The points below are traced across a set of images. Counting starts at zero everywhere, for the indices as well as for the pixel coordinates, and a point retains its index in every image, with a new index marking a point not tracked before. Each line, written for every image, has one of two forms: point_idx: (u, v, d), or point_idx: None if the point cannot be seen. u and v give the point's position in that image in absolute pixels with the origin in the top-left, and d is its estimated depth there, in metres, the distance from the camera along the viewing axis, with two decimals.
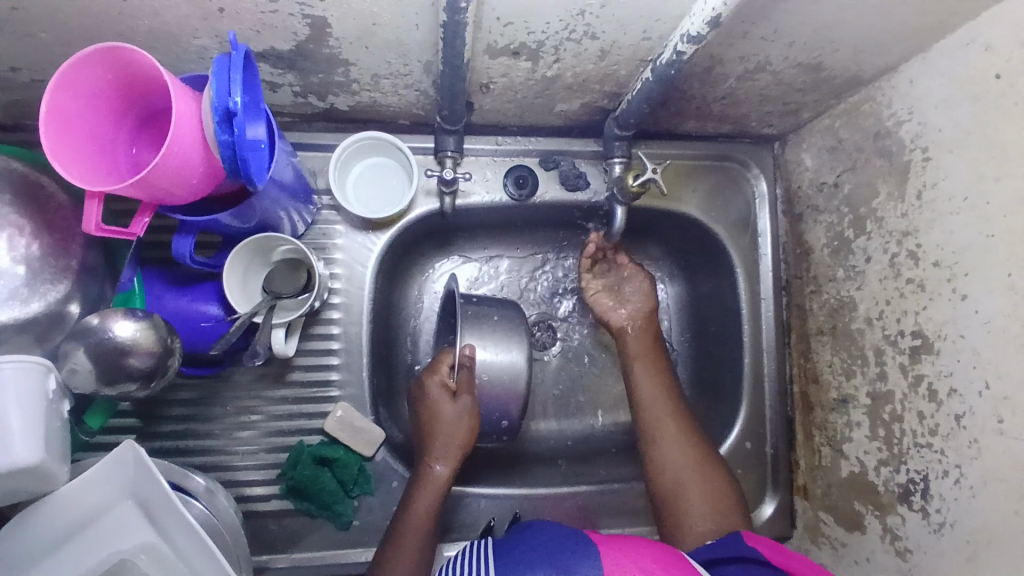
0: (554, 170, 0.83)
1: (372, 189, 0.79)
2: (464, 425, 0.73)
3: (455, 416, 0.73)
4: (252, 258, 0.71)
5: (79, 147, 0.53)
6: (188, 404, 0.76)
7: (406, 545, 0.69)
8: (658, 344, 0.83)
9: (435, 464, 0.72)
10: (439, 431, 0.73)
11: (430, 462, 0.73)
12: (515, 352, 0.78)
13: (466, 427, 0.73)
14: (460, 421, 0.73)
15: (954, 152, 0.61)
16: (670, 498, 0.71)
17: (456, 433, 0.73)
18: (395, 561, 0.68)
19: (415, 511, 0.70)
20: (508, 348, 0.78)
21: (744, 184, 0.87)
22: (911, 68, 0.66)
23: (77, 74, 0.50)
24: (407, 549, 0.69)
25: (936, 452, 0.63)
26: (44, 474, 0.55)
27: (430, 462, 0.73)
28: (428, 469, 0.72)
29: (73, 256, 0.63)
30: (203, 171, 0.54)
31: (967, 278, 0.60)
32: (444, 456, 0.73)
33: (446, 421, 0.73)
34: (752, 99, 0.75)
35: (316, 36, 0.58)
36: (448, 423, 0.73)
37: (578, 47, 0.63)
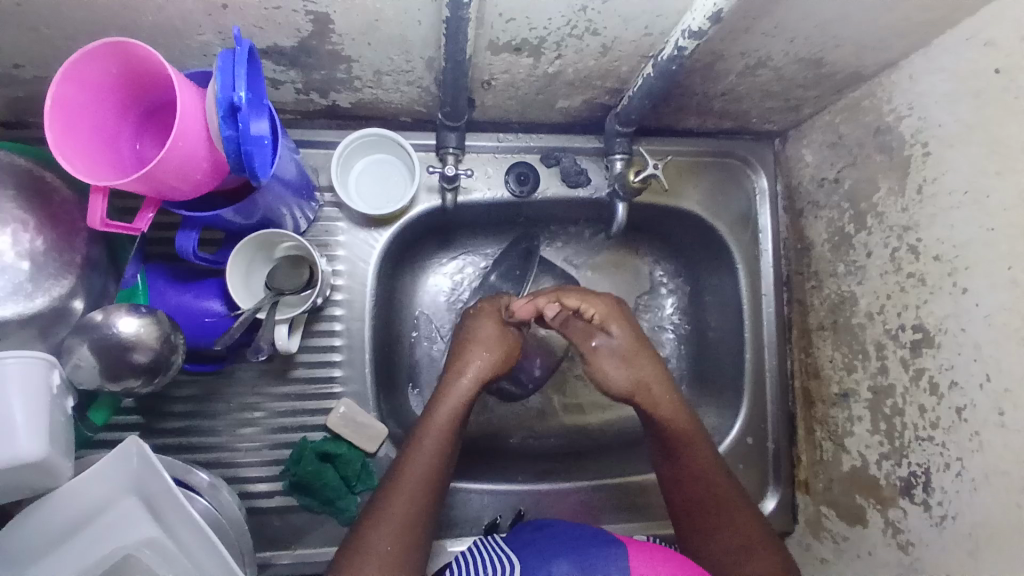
0: (555, 167, 0.83)
1: (374, 186, 0.79)
2: (501, 346, 0.78)
3: (496, 334, 0.78)
4: (255, 253, 0.71)
5: (84, 141, 0.53)
6: (191, 400, 0.76)
7: (425, 445, 0.68)
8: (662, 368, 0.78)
9: (464, 375, 0.74)
10: (476, 349, 0.77)
11: (458, 374, 0.74)
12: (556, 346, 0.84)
13: (507, 350, 0.78)
14: (497, 345, 0.78)
15: (954, 147, 0.61)
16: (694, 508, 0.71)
17: (490, 351, 0.77)
18: (412, 460, 0.67)
19: (436, 416, 0.70)
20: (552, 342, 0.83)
21: (745, 180, 0.87)
22: (911, 63, 0.66)
23: (83, 69, 0.50)
24: (424, 450, 0.67)
25: (937, 444, 0.63)
26: (49, 469, 0.55)
27: (459, 375, 0.74)
28: (456, 380, 0.74)
29: (77, 251, 0.63)
30: (207, 166, 0.54)
31: (968, 272, 0.60)
32: (477, 368, 0.75)
33: (486, 341, 0.77)
34: (753, 95, 0.75)
35: (319, 32, 0.58)
36: (486, 339, 0.77)
37: (579, 42, 0.63)
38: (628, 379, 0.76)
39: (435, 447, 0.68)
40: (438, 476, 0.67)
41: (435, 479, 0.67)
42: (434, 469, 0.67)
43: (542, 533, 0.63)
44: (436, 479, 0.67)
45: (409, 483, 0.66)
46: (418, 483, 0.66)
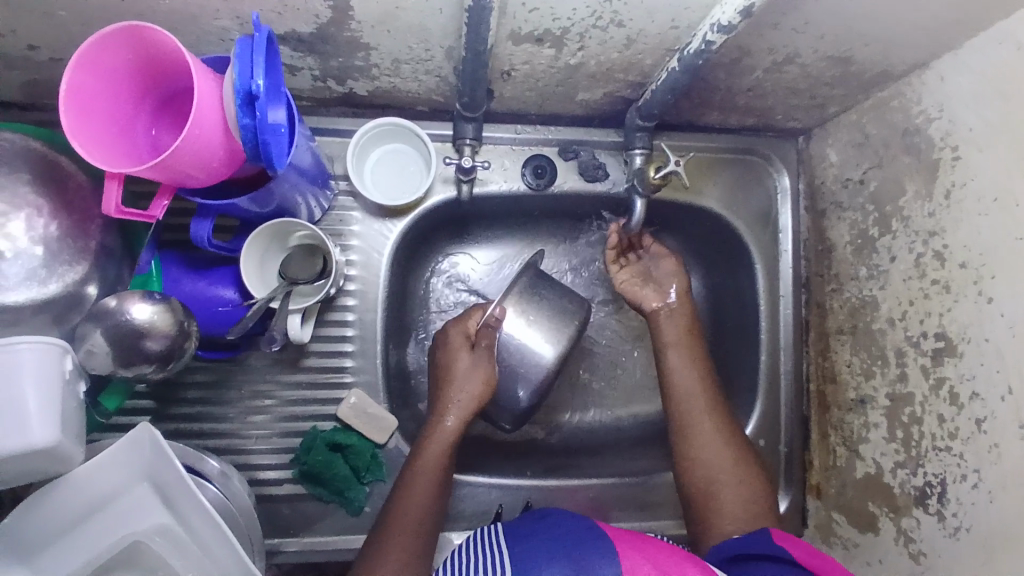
0: (573, 160, 0.82)
1: (389, 176, 0.78)
2: (481, 379, 0.74)
3: (470, 364, 0.74)
4: (269, 242, 0.70)
5: (100, 127, 0.52)
6: (203, 387, 0.76)
7: (414, 493, 0.68)
8: (693, 329, 0.81)
9: (447, 414, 0.72)
10: (456, 383, 0.73)
11: (442, 413, 0.73)
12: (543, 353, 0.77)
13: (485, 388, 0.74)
14: (473, 373, 0.74)
15: (985, 151, 0.60)
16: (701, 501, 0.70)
17: (473, 386, 0.73)
18: (401, 511, 0.67)
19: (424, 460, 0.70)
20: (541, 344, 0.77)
21: (767, 179, 0.85)
22: (944, 63, 0.64)
23: (100, 54, 0.50)
24: (413, 495, 0.68)
25: (955, 455, 0.62)
26: (61, 455, 0.55)
27: (441, 414, 0.73)
28: (440, 421, 0.72)
29: (91, 238, 0.63)
30: (223, 154, 0.53)
31: (994, 280, 0.59)
32: (457, 407, 0.73)
33: (460, 373, 0.74)
34: (778, 92, 0.74)
35: (337, 19, 0.57)
36: (463, 374, 0.74)
37: (603, 34, 0.61)
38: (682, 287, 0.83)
39: (424, 493, 0.68)
40: (428, 522, 0.67)
41: (426, 525, 0.67)
42: (424, 516, 0.67)
43: (542, 524, 0.62)
44: (427, 527, 0.67)
45: (401, 533, 0.65)
46: (411, 522, 0.66)
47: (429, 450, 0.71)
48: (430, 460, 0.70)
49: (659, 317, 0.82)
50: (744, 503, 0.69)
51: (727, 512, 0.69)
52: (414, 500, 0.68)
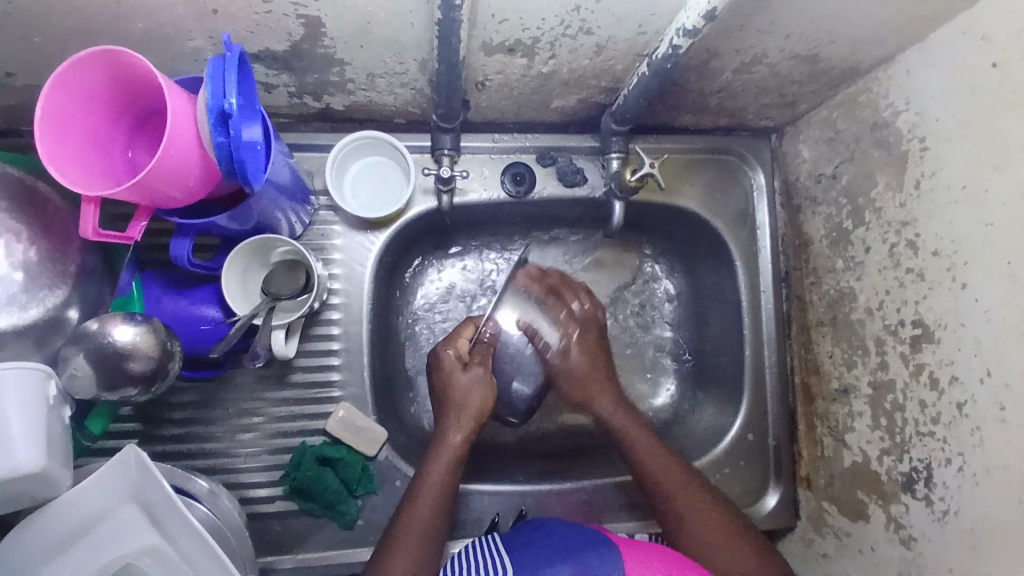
0: (551, 166, 0.83)
1: (370, 188, 0.79)
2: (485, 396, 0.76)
3: (467, 383, 0.75)
4: (250, 259, 0.71)
5: (75, 151, 0.53)
6: (189, 406, 0.76)
7: (421, 507, 0.68)
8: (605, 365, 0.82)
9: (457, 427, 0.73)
10: (463, 403, 0.75)
11: (444, 432, 0.73)
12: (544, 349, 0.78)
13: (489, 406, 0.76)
14: (471, 390, 0.75)
15: (952, 142, 0.61)
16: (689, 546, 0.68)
17: (482, 402, 0.75)
18: (410, 525, 0.67)
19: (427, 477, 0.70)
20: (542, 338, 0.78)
21: (743, 177, 0.87)
22: (908, 58, 0.65)
23: (73, 78, 0.50)
24: (416, 512, 0.67)
25: (938, 440, 0.63)
26: (47, 480, 0.55)
27: (442, 431, 0.73)
28: (442, 438, 0.73)
29: (71, 261, 0.63)
30: (200, 172, 0.54)
31: (967, 266, 0.60)
32: (458, 426, 0.74)
33: (458, 391, 0.75)
34: (749, 92, 0.75)
35: (311, 36, 0.58)
36: (471, 393, 0.75)
37: (573, 42, 0.63)
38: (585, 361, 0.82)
39: (433, 507, 0.68)
40: (436, 536, 0.68)
41: (431, 540, 0.67)
42: (432, 531, 0.67)
43: (540, 533, 0.63)
44: (435, 542, 0.67)
45: (410, 549, 0.65)
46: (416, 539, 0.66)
47: (436, 466, 0.71)
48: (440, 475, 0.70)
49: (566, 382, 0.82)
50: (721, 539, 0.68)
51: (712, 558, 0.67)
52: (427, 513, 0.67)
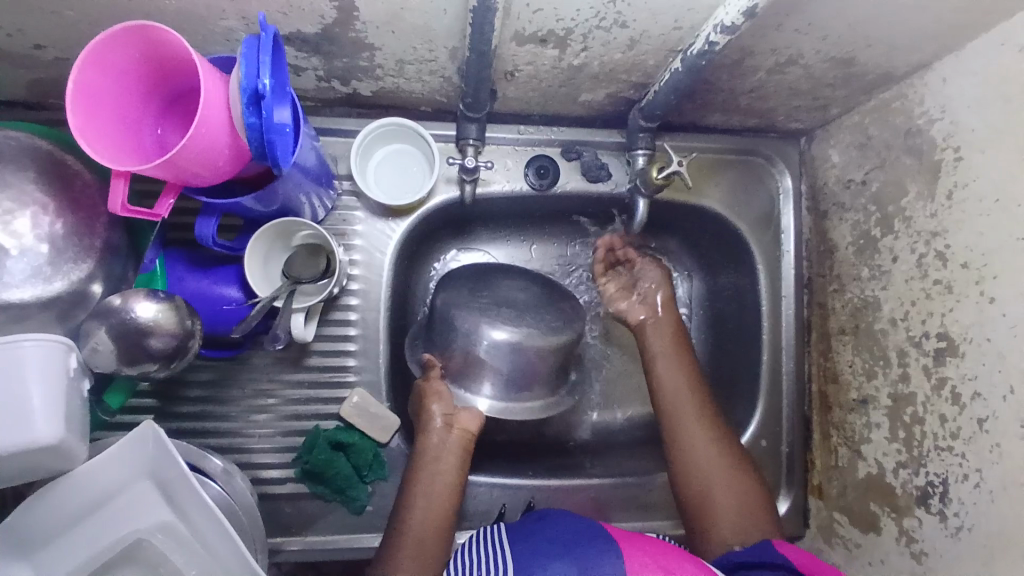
0: (575, 161, 0.82)
1: (394, 176, 0.78)
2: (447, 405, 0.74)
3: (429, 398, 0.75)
4: (273, 241, 0.71)
5: (106, 127, 0.53)
6: (206, 385, 0.76)
7: (414, 518, 0.68)
8: (679, 333, 0.82)
9: (433, 438, 0.72)
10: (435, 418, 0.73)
11: (427, 430, 0.73)
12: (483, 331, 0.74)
13: (466, 411, 0.74)
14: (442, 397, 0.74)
15: (987, 152, 0.60)
16: (693, 495, 0.72)
17: (446, 412, 0.74)
18: (405, 538, 0.67)
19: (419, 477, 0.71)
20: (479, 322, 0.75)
21: (768, 179, 0.86)
22: (945, 65, 0.64)
23: (108, 52, 0.50)
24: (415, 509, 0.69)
25: (956, 455, 0.62)
26: (65, 453, 0.56)
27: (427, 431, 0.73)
28: (427, 437, 0.72)
29: (97, 236, 0.63)
30: (229, 153, 0.54)
31: (996, 281, 0.59)
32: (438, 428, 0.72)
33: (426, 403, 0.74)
34: (780, 93, 0.74)
35: (343, 19, 0.57)
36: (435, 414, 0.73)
37: (606, 35, 0.62)
38: (665, 296, 0.84)
39: (430, 509, 0.69)
40: (436, 545, 0.68)
41: (437, 534, 0.68)
42: (429, 540, 0.68)
43: (541, 522, 0.63)
44: (437, 552, 0.68)
45: (410, 561, 0.66)
46: (418, 535, 0.68)
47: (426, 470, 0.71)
48: (427, 487, 0.70)
49: (645, 327, 0.83)
50: (733, 494, 0.71)
51: (721, 516, 0.70)
52: (419, 524, 0.68)
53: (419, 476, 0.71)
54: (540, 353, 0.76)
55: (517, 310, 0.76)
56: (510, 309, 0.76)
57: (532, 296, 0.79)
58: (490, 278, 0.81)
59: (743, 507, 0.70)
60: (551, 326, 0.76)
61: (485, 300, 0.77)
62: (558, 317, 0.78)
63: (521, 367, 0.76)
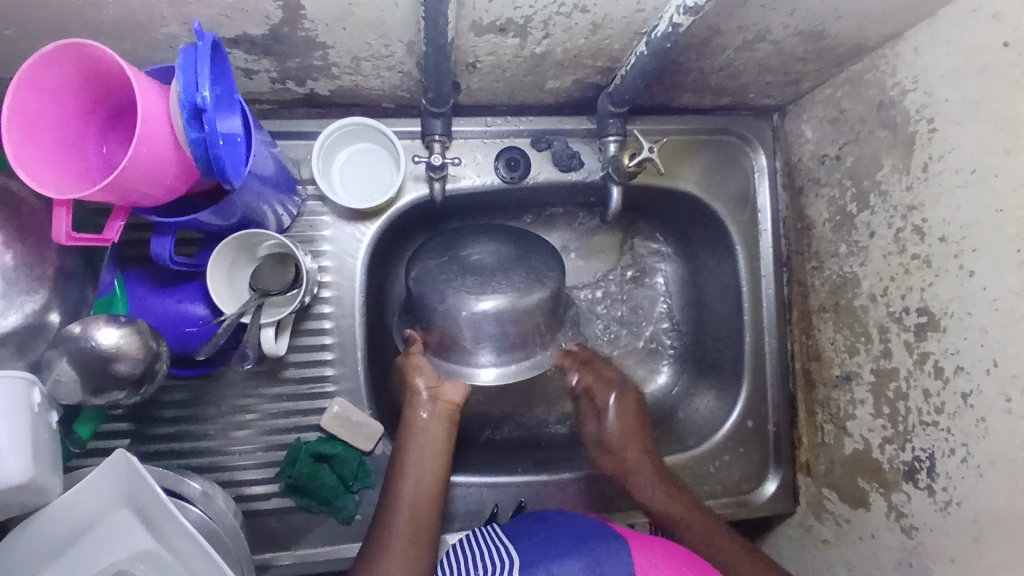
0: (546, 151, 0.80)
1: (358, 176, 0.76)
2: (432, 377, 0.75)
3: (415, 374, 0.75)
4: (236, 255, 0.68)
5: (45, 150, 0.50)
6: (181, 405, 0.74)
7: (405, 491, 0.68)
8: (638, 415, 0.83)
9: (420, 411, 0.73)
10: (421, 390, 0.74)
11: (413, 412, 0.73)
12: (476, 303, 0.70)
13: (449, 383, 0.75)
14: (430, 375, 0.75)
15: (961, 123, 0.59)
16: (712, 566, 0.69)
17: (430, 382, 0.75)
18: (399, 506, 0.67)
19: (408, 459, 0.70)
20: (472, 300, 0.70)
21: (743, 158, 0.85)
22: (916, 35, 0.63)
23: (38, 73, 0.47)
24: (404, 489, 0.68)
25: (942, 430, 0.62)
26: (36, 488, 0.54)
27: (413, 414, 0.73)
28: (413, 420, 0.73)
29: (48, 263, 0.60)
30: (177, 169, 0.51)
31: (975, 254, 0.58)
32: (428, 407, 0.73)
33: (411, 380, 0.75)
34: (751, 71, 0.72)
35: (290, 19, 0.54)
36: (421, 383, 0.74)
37: (567, 21, 0.59)
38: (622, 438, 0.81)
39: (419, 492, 0.68)
40: (431, 513, 0.68)
41: (428, 514, 0.67)
42: (422, 510, 0.67)
43: (541, 524, 0.63)
44: (433, 522, 0.67)
45: (406, 530, 0.65)
46: (409, 517, 0.66)
47: (412, 452, 0.70)
48: (417, 456, 0.70)
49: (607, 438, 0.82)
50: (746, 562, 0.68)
51: None
52: (410, 492, 0.68)
53: (407, 444, 0.71)
54: (507, 312, 0.70)
55: (483, 275, 0.71)
56: (475, 276, 0.71)
57: (504, 256, 0.74)
58: (459, 241, 0.76)
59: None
60: (522, 284, 0.72)
61: (452, 272, 0.72)
62: (529, 274, 0.72)
63: (508, 332, 0.72)
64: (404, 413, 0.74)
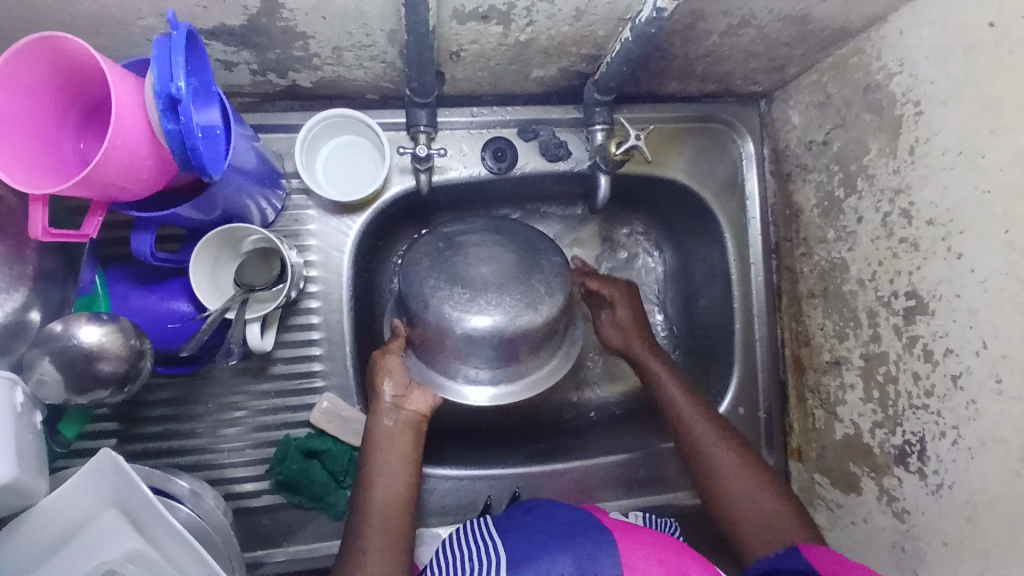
0: (533, 140, 0.79)
1: (343, 169, 0.75)
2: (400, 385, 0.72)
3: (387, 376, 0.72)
4: (219, 250, 0.67)
5: (19, 146, 0.49)
6: (167, 404, 0.73)
7: (375, 503, 0.66)
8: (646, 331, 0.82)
9: (384, 418, 0.70)
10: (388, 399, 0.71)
11: (378, 418, 0.70)
12: (465, 320, 0.68)
13: (418, 391, 0.73)
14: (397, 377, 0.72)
15: (948, 105, 0.59)
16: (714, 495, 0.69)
17: (398, 390, 0.72)
18: (370, 518, 0.65)
19: (375, 470, 0.68)
20: (460, 314, 0.68)
21: (730, 145, 0.84)
22: (901, 17, 0.63)
23: (11, 66, 0.46)
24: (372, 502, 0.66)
25: (932, 413, 0.62)
26: (21, 490, 0.53)
27: (378, 419, 0.70)
28: (378, 427, 0.70)
29: (28, 262, 0.59)
30: (154, 163, 0.50)
31: (963, 236, 0.58)
32: (392, 414, 0.70)
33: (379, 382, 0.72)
34: (736, 56, 0.72)
35: (268, 8, 0.53)
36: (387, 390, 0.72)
37: (550, 7, 0.59)
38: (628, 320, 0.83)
39: (389, 503, 0.66)
40: (402, 521, 0.66)
41: (400, 523, 0.65)
42: (394, 519, 0.66)
43: (534, 516, 0.63)
44: (405, 531, 0.66)
45: (377, 541, 0.64)
46: (380, 529, 0.64)
47: (378, 462, 0.68)
48: (384, 466, 0.68)
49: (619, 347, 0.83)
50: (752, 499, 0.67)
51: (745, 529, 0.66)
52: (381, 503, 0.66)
53: (371, 453, 0.69)
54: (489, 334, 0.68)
55: (473, 290, 0.69)
56: (465, 289, 0.69)
57: (502, 272, 0.70)
58: (459, 243, 0.72)
59: (768, 520, 0.65)
60: (512, 307, 0.68)
61: (443, 278, 0.70)
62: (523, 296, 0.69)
63: (496, 350, 0.70)
64: (369, 420, 0.71)
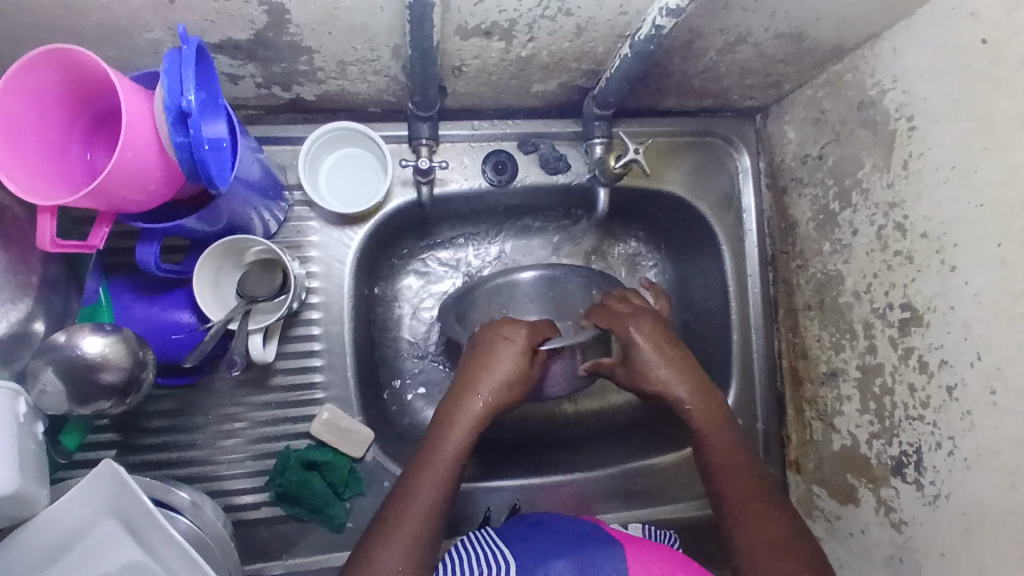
0: (533, 154, 0.80)
1: (345, 182, 0.76)
2: (519, 356, 0.69)
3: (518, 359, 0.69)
4: (222, 261, 0.68)
5: (28, 158, 0.49)
6: (167, 414, 0.73)
7: (413, 503, 0.62)
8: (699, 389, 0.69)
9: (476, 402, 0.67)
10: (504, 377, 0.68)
11: (471, 398, 0.67)
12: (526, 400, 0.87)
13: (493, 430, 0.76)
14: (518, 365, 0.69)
15: (941, 122, 0.60)
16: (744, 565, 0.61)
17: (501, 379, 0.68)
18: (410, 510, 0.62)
19: (436, 459, 0.64)
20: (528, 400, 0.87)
21: (727, 160, 0.86)
22: (895, 35, 0.64)
23: (22, 79, 0.47)
24: (418, 489, 0.63)
25: (927, 423, 0.63)
26: (21, 501, 0.52)
27: (473, 398, 0.67)
28: (467, 406, 0.67)
29: (33, 271, 0.59)
30: (161, 176, 0.51)
31: (957, 249, 0.59)
32: (489, 391, 0.67)
33: (507, 359, 0.69)
34: (733, 73, 0.73)
35: (275, 23, 0.54)
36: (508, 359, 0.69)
37: (552, 24, 0.60)
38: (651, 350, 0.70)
39: (430, 500, 0.62)
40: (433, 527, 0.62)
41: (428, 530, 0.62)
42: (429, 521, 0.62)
43: (537, 528, 0.63)
44: (446, 496, 0.63)
45: (405, 541, 0.60)
46: (416, 526, 0.61)
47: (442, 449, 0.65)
48: (447, 456, 0.64)
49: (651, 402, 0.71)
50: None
51: None
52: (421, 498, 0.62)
53: (462, 413, 0.66)
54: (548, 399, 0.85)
55: None
56: None
57: None
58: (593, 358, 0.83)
59: None
60: None
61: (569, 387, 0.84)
62: None
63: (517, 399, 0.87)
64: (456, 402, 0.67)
